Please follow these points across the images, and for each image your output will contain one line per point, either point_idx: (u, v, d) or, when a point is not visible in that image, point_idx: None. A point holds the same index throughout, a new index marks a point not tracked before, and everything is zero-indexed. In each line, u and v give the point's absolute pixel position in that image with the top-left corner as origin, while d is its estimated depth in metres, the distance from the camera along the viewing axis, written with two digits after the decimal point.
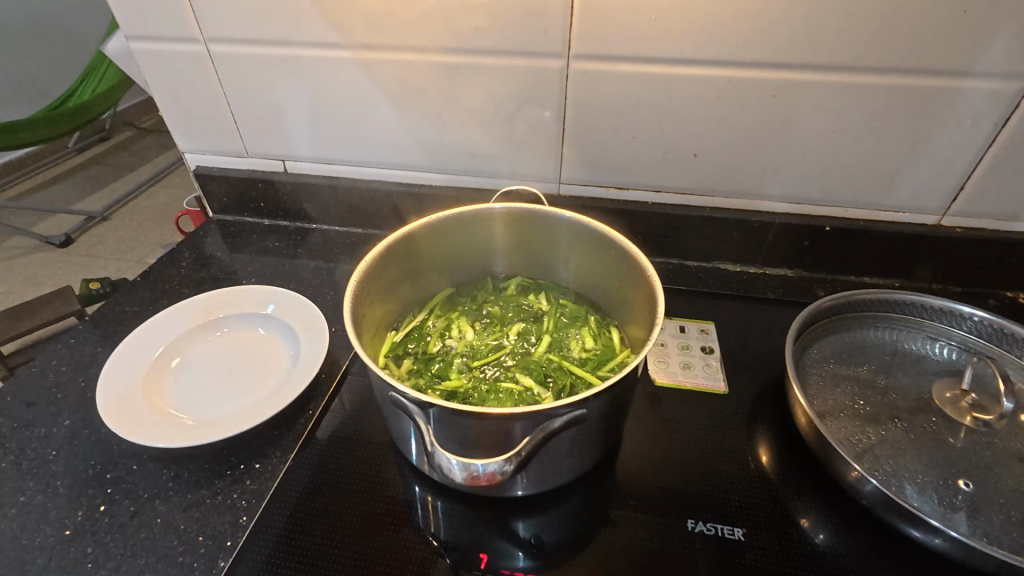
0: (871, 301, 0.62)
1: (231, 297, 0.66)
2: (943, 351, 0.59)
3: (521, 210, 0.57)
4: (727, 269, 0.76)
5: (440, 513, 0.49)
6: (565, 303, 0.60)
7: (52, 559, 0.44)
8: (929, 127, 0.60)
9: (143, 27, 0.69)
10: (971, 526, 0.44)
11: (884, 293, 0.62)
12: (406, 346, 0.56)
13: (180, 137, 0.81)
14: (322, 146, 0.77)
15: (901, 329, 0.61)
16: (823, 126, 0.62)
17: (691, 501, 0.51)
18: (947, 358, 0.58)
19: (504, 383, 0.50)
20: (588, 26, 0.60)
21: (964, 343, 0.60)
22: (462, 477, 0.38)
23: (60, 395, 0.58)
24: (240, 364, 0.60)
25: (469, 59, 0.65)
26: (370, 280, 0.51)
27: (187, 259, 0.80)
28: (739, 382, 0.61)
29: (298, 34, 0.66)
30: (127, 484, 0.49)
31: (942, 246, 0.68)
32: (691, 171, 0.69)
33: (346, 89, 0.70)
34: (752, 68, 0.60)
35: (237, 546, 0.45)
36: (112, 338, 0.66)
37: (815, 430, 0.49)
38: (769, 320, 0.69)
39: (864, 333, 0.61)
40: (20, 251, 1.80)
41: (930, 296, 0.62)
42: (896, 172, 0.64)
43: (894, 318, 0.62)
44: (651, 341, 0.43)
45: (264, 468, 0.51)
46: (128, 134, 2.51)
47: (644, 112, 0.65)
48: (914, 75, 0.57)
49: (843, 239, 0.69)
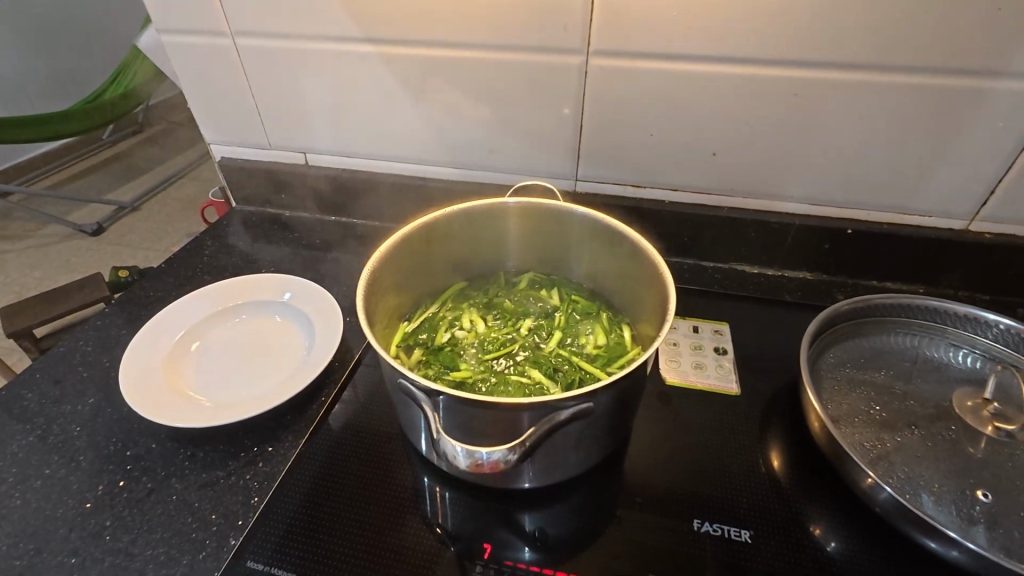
0: (892, 306, 0.60)
1: (250, 284, 0.67)
2: (966, 359, 0.57)
3: (535, 205, 0.57)
4: (744, 270, 0.75)
5: (446, 502, 0.49)
6: (577, 299, 0.60)
7: (73, 530, 0.46)
8: (959, 127, 0.58)
9: (174, 19, 0.71)
10: (989, 538, 0.42)
11: (905, 298, 0.60)
12: (417, 336, 0.57)
13: (207, 128, 0.83)
14: (342, 140, 0.78)
15: (922, 336, 0.60)
16: (847, 126, 0.61)
17: (699, 502, 0.50)
18: (971, 366, 0.56)
19: (513, 376, 0.51)
20: (608, 22, 0.59)
21: (989, 352, 0.58)
22: (467, 464, 0.38)
23: (85, 374, 0.60)
24: (257, 350, 0.61)
25: (488, 55, 0.65)
26: (383, 270, 0.52)
27: (210, 247, 0.82)
28: (752, 384, 0.61)
29: (321, 28, 0.67)
30: (146, 461, 0.51)
31: (969, 252, 0.66)
32: (709, 170, 0.68)
33: (367, 83, 0.71)
34: (774, 65, 0.59)
35: (248, 525, 0.46)
36: (136, 322, 0.68)
37: (829, 434, 0.48)
38: (786, 322, 0.68)
39: (883, 338, 0.59)
40: (55, 238, 1.87)
41: (955, 302, 0.60)
42: (923, 174, 0.63)
43: (915, 324, 0.60)
44: (662, 336, 0.43)
45: (277, 452, 0.52)
46: (159, 128, 2.58)
47: (663, 109, 0.65)
48: (944, 74, 0.55)
49: (864, 242, 0.68)
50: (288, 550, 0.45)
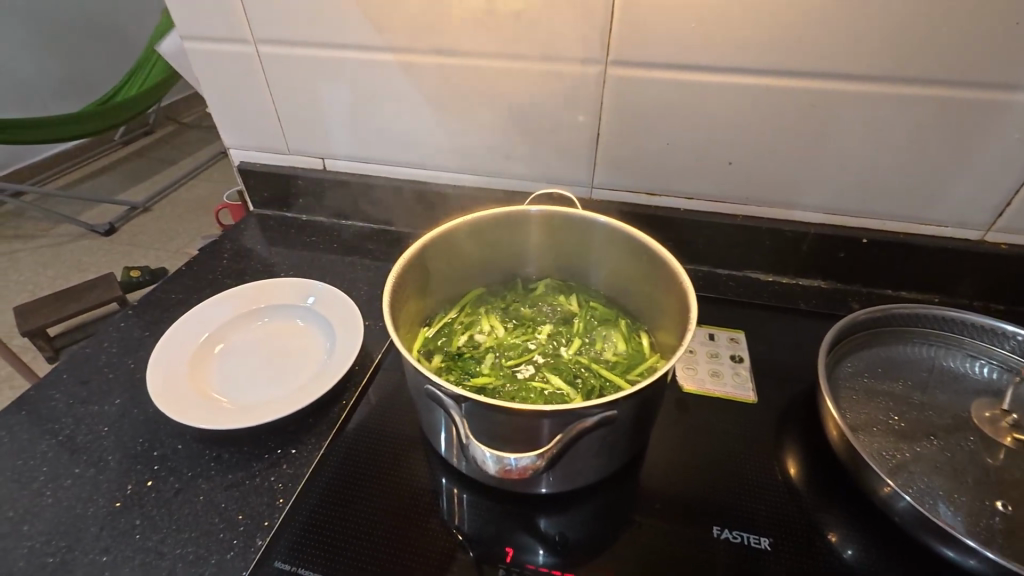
0: (909, 316, 0.61)
1: (271, 288, 0.68)
2: (983, 370, 0.58)
3: (557, 212, 0.58)
4: (758, 278, 0.75)
5: (465, 505, 0.50)
6: (596, 306, 0.60)
7: (103, 528, 0.47)
8: (976, 139, 0.59)
9: (198, 28, 0.73)
10: (1008, 549, 0.43)
11: (922, 308, 0.60)
12: (437, 342, 0.57)
13: (227, 133, 0.84)
14: (360, 146, 0.79)
15: (938, 346, 0.60)
16: (865, 136, 0.61)
17: (717, 509, 0.51)
18: (987, 377, 0.57)
19: (534, 382, 0.51)
20: (627, 32, 0.60)
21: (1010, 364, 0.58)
22: (495, 469, 0.39)
23: (111, 376, 0.61)
24: (278, 353, 0.62)
25: (507, 64, 0.66)
26: (406, 276, 0.52)
27: (229, 251, 0.83)
28: (769, 392, 0.61)
29: (343, 36, 0.68)
30: (173, 462, 0.52)
31: (985, 262, 0.66)
32: (725, 179, 0.69)
33: (387, 90, 0.72)
34: (792, 76, 0.59)
35: (274, 526, 0.47)
36: (158, 324, 0.69)
37: (848, 443, 0.49)
38: (801, 331, 0.68)
39: (900, 349, 0.60)
40: (68, 238, 1.89)
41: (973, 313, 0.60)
42: (940, 184, 0.63)
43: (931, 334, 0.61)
44: (684, 345, 0.43)
45: (300, 454, 0.53)
46: (171, 129, 2.61)
47: (680, 118, 0.65)
48: (963, 86, 0.56)
49: (879, 252, 0.68)
50: (311, 551, 0.46)
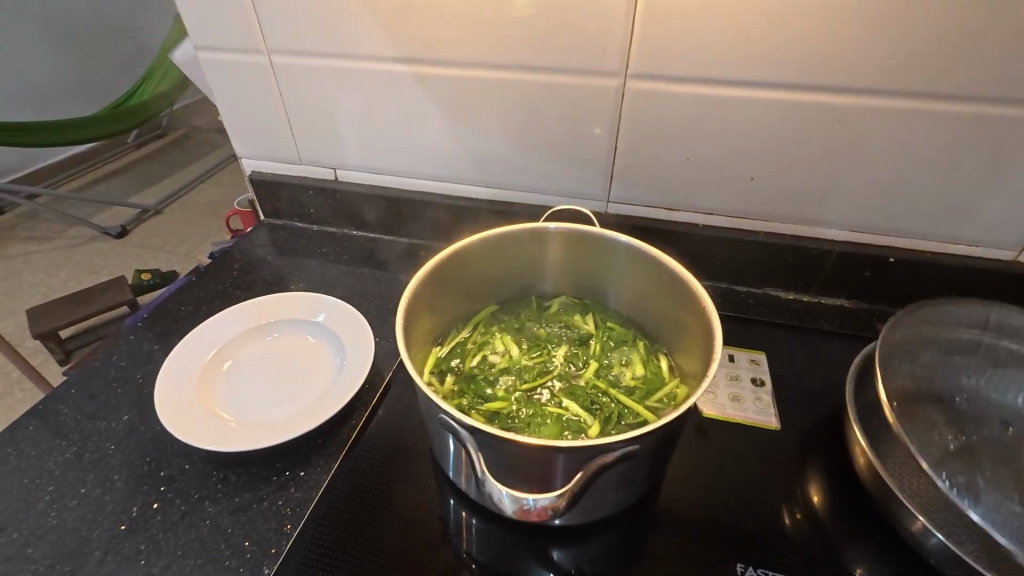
0: (962, 341, 0.57)
1: (281, 301, 0.67)
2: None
3: (575, 230, 0.56)
4: (778, 296, 0.73)
5: (475, 532, 0.49)
6: (613, 326, 0.59)
7: (107, 552, 0.46)
8: (1011, 158, 0.56)
9: (212, 37, 0.72)
10: None
11: (977, 334, 0.57)
12: (450, 362, 0.56)
13: (239, 142, 0.84)
14: (372, 156, 0.78)
15: (984, 375, 0.57)
16: (893, 152, 0.59)
17: (739, 542, 0.48)
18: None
19: (550, 408, 0.50)
20: (647, 44, 0.59)
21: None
22: (512, 509, 0.38)
23: (119, 390, 0.60)
24: (288, 370, 0.61)
25: (523, 76, 0.65)
26: (419, 296, 0.51)
27: (239, 261, 0.82)
28: (791, 417, 0.59)
29: (357, 47, 0.67)
30: (179, 483, 0.51)
31: (1018, 284, 0.64)
32: (746, 195, 0.67)
33: (401, 102, 0.71)
34: (818, 91, 0.57)
35: (282, 553, 0.46)
36: (167, 336, 0.68)
37: (876, 474, 0.48)
38: (823, 352, 0.66)
39: (943, 375, 0.57)
40: (80, 240, 1.90)
41: None
42: (971, 203, 0.61)
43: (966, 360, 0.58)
44: (709, 375, 0.42)
45: (309, 476, 0.52)
46: (183, 132, 2.63)
47: (701, 132, 0.64)
48: (998, 104, 0.54)
49: (906, 271, 0.66)
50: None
